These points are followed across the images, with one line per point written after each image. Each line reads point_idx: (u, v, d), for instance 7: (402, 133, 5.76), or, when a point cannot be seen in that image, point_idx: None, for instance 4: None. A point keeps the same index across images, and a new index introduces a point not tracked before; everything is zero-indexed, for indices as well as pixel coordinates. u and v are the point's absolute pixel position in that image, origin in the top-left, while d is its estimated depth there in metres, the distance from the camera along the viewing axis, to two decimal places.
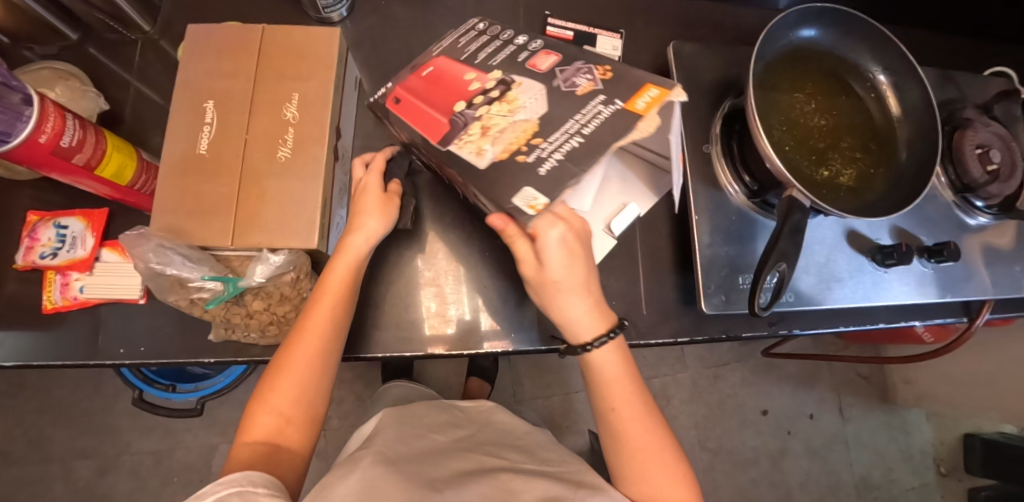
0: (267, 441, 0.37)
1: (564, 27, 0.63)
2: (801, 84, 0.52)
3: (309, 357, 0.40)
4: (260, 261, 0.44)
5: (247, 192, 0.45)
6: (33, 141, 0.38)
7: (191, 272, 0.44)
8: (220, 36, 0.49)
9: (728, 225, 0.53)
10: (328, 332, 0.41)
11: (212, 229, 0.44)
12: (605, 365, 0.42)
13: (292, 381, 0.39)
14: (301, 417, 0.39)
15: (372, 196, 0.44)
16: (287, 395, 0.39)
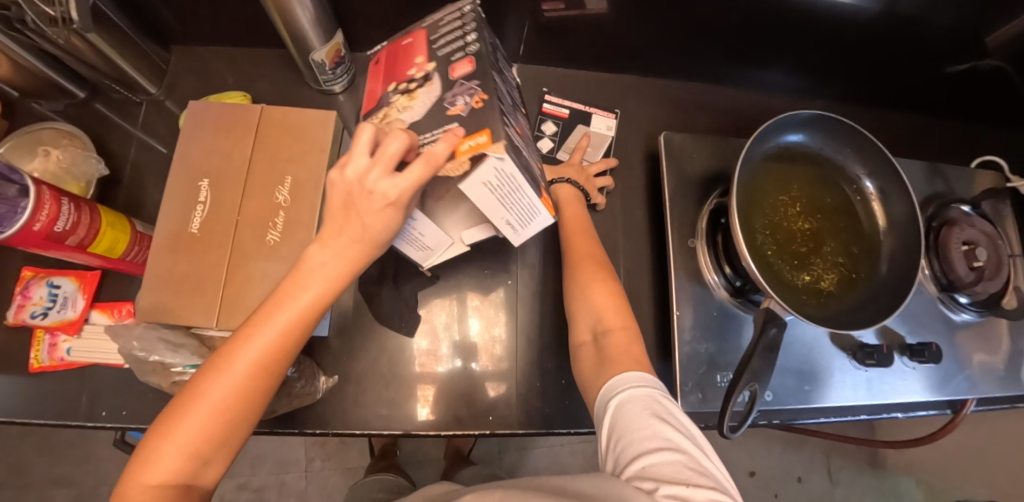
0: (178, 483, 0.27)
1: (559, 104, 0.65)
2: (788, 187, 0.53)
3: (232, 384, 0.28)
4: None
5: (235, 277, 0.46)
6: (25, 229, 0.39)
7: (173, 357, 0.44)
8: (219, 113, 0.50)
9: (710, 321, 0.53)
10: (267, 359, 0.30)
11: (198, 312, 0.45)
12: (572, 210, 0.50)
13: (204, 414, 0.28)
14: (220, 451, 0.29)
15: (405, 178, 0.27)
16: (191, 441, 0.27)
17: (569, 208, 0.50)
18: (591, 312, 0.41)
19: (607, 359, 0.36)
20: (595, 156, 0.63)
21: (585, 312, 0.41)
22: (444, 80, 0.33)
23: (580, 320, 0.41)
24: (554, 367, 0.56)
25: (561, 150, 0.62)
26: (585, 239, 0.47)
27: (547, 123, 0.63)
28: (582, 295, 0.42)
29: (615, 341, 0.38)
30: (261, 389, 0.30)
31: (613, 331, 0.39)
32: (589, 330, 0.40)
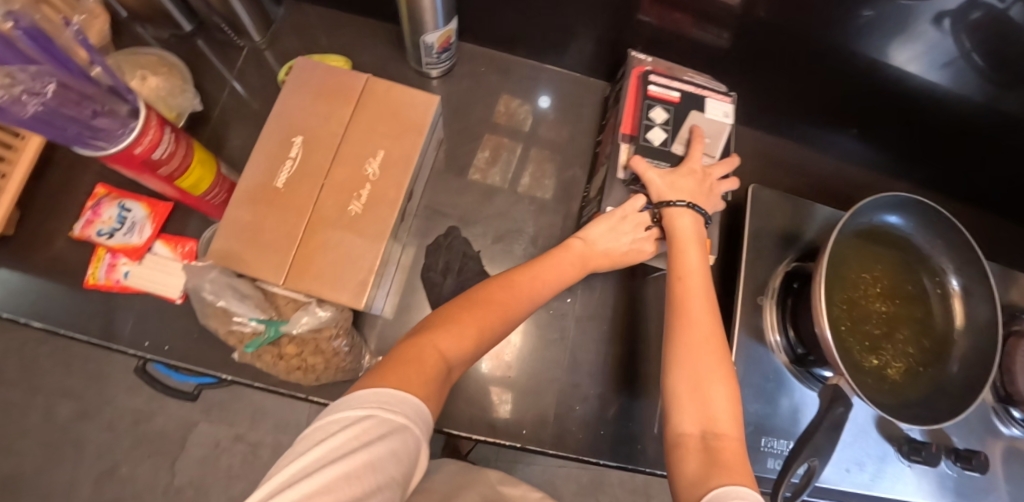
0: (441, 356, 0.32)
1: (668, 85, 0.51)
2: (870, 265, 0.52)
3: (472, 327, 0.35)
4: (308, 312, 0.45)
5: (312, 239, 0.45)
6: (126, 151, 0.38)
7: (238, 305, 0.45)
8: (323, 76, 0.50)
9: (763, 382, 0.53)
10: (493, 319, 0.36)
11: (269, 266, 0.44)
12: (687, 247, 0.44)
13: (446, 337, 0.33)
14: (471, 336, 0.35)
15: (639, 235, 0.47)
16: (430, 369, 0.30)
17: (687, 244, 0.44)
18: (703, 411, 0.34)
19: (715, 462, 0.30)
20: (716, 151, 0.51)
21: (691, 402, 0.35)
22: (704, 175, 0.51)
23: (685, 410, 0.35)
24: (595, 394, 0.55)
25: (675, 144, 0.49)
26: (696, 298, 0.40)
27: (656, 108, 0.50)
28: (695, 393, 0.35)
29: (727, 446, 0.32)
30: (481, 340, 0.35)
31: (715, 434, 0.33)
32: (699, 423, 0.34)
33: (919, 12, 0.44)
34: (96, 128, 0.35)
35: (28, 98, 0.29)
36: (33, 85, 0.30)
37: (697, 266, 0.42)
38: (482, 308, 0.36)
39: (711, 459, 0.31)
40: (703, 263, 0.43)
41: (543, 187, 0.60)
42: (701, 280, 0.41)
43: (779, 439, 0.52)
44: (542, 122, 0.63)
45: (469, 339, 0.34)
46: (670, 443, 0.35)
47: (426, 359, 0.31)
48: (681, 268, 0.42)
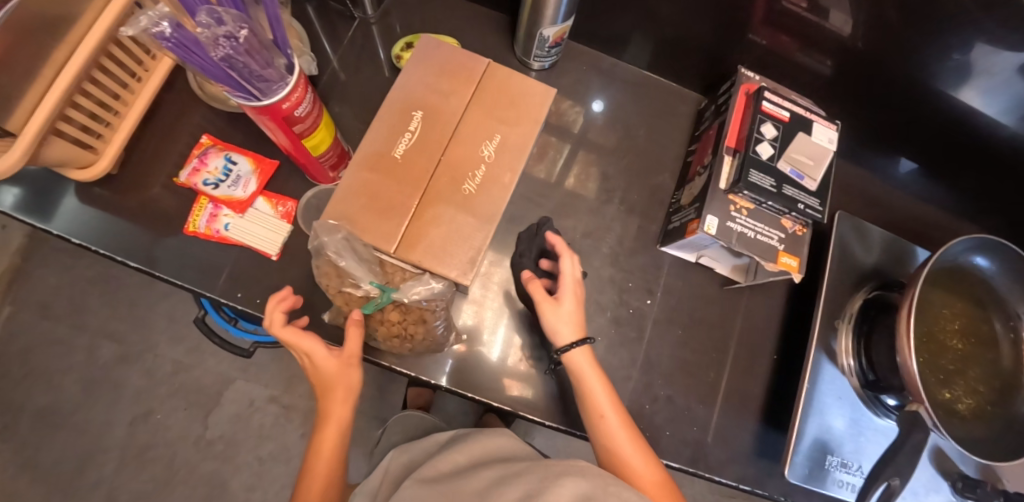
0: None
1: (780, 105, 0.53)
2: (950, 302, 0.53)
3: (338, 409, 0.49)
4: (421, 282, 0.45)
5: (423, 211, 0.47)
6: (275, 105, 0.39)
7: (358, 268, 0.45)
8: (447, 56, 0.52)
9: (833, 402, 0.54)
10: (346, 399, 0.49)
11: (382, 230, 0.46)
12: (588, 376, 0.46)
13: (326, 445, 0.50)
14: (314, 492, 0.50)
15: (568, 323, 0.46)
16: (322, 473, 0.50)
17: (588, 382, 0.46)
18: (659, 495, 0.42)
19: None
20: (818, 173, 0.51)
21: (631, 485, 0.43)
22: (805, 190, 0.51)
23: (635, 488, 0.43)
24: (663, 396, 0.56)
25: (782, 160, 0.51)
26: (620, 436, 0.45)
27: (767, 124, 0.52)
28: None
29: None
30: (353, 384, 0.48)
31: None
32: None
33: (1005, 61, 0.48)
34: (262, 79, 0.36)
35: (222, 40, 0.32)
36: (230, 29, 0.32)
37: (607, 403, 0.46)
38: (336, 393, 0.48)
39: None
40: (609, 400, 0.46)
41: (630, 191, 0.61)
42: (622, 425, 0.45)
43: (842, 459, 0.53)
44: (632, 126, 0.64)
45: (339, 419, 0.50)
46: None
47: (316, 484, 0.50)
48: (593, 404, 0.45)
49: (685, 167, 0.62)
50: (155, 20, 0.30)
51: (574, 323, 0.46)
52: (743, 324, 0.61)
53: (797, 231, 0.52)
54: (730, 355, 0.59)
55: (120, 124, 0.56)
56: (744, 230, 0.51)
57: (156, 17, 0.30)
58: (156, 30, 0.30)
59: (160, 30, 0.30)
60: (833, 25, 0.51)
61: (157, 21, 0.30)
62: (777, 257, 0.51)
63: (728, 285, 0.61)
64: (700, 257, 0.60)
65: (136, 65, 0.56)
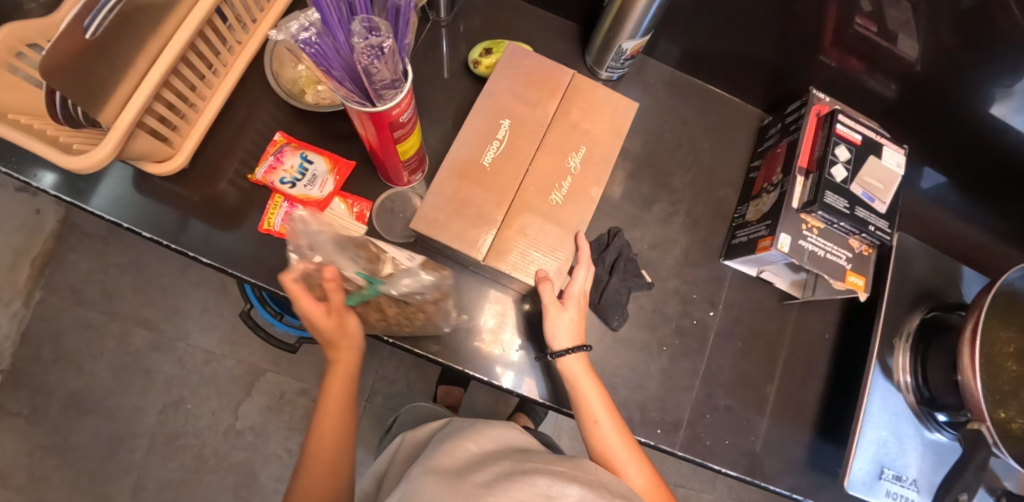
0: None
1: (853, 128, 0.54)
2: (1006, 325, 0.55)
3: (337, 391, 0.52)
4: (410, 275, 0.50)
5: (514, 219, 0.48)
6: (387, 112, 0.41)
7: (348, 266, 0.48)
8: (534, 67, 0.53)
9: (890, 419, 0.56)
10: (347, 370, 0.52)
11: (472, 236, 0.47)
12: (578, 379, 0.49)
13: (328, 423, 0.52)
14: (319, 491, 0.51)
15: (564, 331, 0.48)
16: (331, 437, 0.52)
17: (583, 383, 0.49)
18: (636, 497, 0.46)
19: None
20: (887, 197, 0.53)
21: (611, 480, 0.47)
22: (874, 211, 0.53)
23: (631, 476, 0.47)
24: (723, 406, 0.58)
25: (855, 183, 0.53)
26: (605, 427, 0.47)
27: (841, 146, 0.53)
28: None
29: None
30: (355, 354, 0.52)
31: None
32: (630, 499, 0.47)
33: None
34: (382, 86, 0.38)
35: (367, 51, 0.33)
36: (377, 41, 0.33)
37: (600, 405, 0.48)
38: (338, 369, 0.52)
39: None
40: (603, 403, 0.48)
41: (693, 203, 0.62)
42: (611, 423, 0.48)
43: (896, 473, 0.55)
44: (696, 140, 0.65)
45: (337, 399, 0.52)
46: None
47: (324, 467, 0.51)
48: (583, 405, 0.48)
49: (748, 184, 0.63)
50: (304, 27, 0.34)
51: (573, 332, 0.49)
52: (798, 339, 0.62)
53: (863, 251, 0.54)
54: (786, 369, 0.61)
55: (196, 118, 0.57)
56: (814, 248, 0.52)
57: (306, 25, 0.34)
58: (303, 37, 0.34)
59: (307, 38, 0.34)
60: (901, 50, 0.52)
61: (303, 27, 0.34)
62: (844, 275, 0.53)
63: (785, 301, 0.62)
64: (761, 272, 0.61)
65: (215, 60, 0.56)
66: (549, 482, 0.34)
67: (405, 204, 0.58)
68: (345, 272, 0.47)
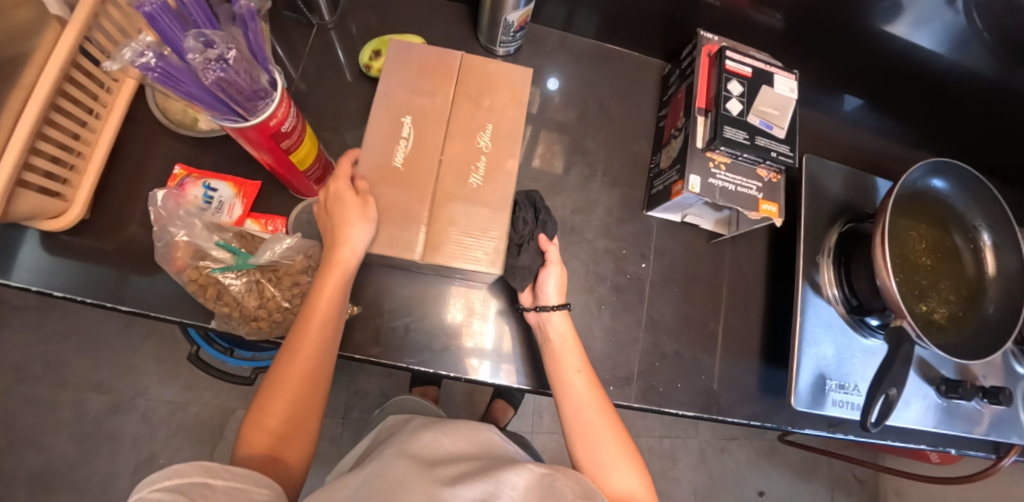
0: (266, 453, 0.38)
1: (742, 61, 0.56)
2: (917, 224, 0.58)
3: (312, 336, 0.42)
4: (275, 240, 0.48)
5: (438, 216, 0.46)
6: (264, 124, 0.39)
7: (208, 240, 0.47)
8: (422, 56, 0.52)
9: (827, 332, 0.59)
10: (329, 310, 0.44)
11: (392, 239, 0.46)
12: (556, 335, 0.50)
13: (295, 378, 0.41)
14: (291, 440, 0.40)
15: (553, 281, 0.52)
16: (291, 396, 0.40)
17: (567, 358, 0.49)
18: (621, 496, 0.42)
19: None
20: (784, 122, 0.55)
21: (594, 471, 0.44)
22: (775, 138, 0.54)
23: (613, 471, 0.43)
24: (671, 352, 0.59)
25: (751, 114, 0.54)
26: (588, 407, 0.47)
27: (733, 81, 0.54)
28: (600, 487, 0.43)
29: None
30: (335, 301, 0.44)
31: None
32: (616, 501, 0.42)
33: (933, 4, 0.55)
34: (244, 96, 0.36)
35: (212, 63, 0.33)
36: (219, 51, 0.34)
37: (583, 387, 0.48)
38: (316, 312, 0.43)
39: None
40: (589, 387, 0.49)
41: (610, 162, 0.63)
42: (592, 400, 0.48)
43: (840, 381, 0.58)
44: (603, 101, 0.66)
45: (315, 348, 0.42)
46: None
47: (291, 402, 0.40)
48: (562, 380, 0.49)
49: (659, 132, 0.64)
50: (139, 51, 0.32)
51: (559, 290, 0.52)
52: (733, 274, 0.64)
53: (773, 178, 0.56)
54: (724, 304, 0.63)
55: (85, 165, 0.53)
56: (724, 183, 0.54)
57: (140, 48, 0.32)
58: (141, 61, 0.31)
59: (145, 61, 0.32)
60: None
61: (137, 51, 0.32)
62: (759, 202, 0.54)
63: (714, 240, 0.64)
64: (685, 216, 0.63)
65: (92, 101, 0.53)
66: (525, 477, 0.35)
67: None
68: (204, 246, 0.47)
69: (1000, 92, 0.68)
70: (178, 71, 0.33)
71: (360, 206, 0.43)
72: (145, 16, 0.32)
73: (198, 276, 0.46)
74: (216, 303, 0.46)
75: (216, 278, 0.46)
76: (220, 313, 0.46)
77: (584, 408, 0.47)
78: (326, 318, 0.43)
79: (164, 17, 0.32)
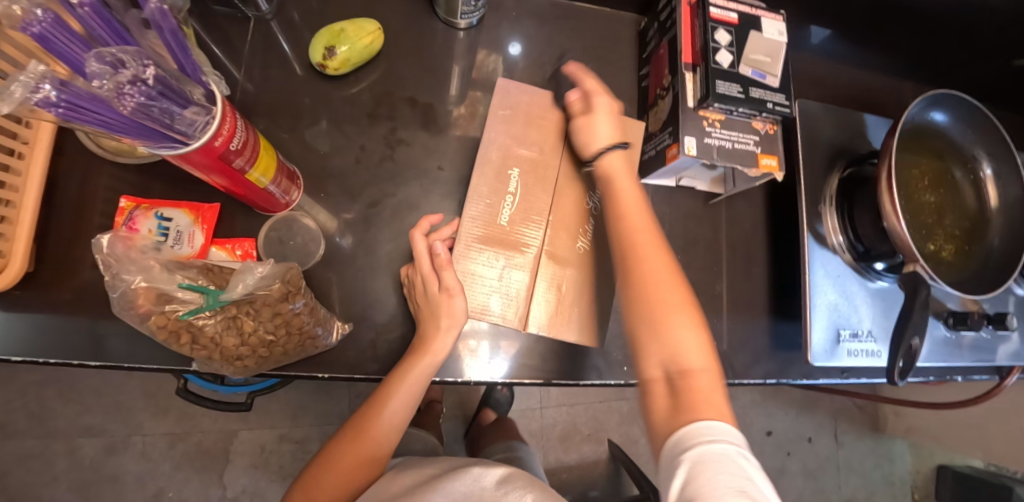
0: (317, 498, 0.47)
1: (727, 7, 0.51)
2: (918, 162, 0.56)
3: (379, 426, 0.49)
4: (246, 272, 0.41)
5: (544, 277, 0.48)
6: (207, 145, 0.34)
7: (168, 280, 0.40)
8: (529, 102, 0.51)
9: (836, 283, 0.57)
10: (402, 409, 0.49)
11: (486, 298, 0.48)
12: (617, 175, 0.48)
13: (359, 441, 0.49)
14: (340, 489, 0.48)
15: (632, 199, 0.46)
16: (349, 461, 0.48)
17: (621, 180, 0.47)
18: (670, 351, 0.40)
19: (684, 405, 0.37)
20: (777, 69, 0.51)
21: (655, 345, 0.41)
22: (771, 88, 0.51)
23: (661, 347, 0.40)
24: None
25: (742, 64, 0.50)
26: (654, 254, 0.43)
27: (720, 30, 0.50)
28: (658, 332, 0.41)
29: (692, 385, 0.38)
30: (419, 389, 0.47)
31: (689, 374, 0.39)
32: (668, 370, 0.40)
33: None
34: (178, 121, 0.30)
35: (128, 89, 0.27)
36: (134, 71, 0.27)
37: (632, 193, 0.47)
38: (383, 409, 0.48)
39: (681, 405, 0.37)
40: (668, 267, 0.43)
41: None
42: (643, 218, 0.46)
43: (852, 329, 0.57)
44: (578, 64, 0.62)
45: (377, 435, 0.49)
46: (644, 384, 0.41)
47: (347, 464, 0.48)
48: (621, 203, 0.46)
49: (642, 93, 0.60)
50: (32, 84, 0.24)
51: (631, 179, 0.48)
52: (734, 232, 0.62)
53: (770, 130, 0.52)
54: (728, 266, 0.61)
55: (18, 214, 0.45)
56: (720, 143, 0.50)
57: (31, 80, 0.24)
58: (39, 97, 0.24)
59: (45, 97, 0.25)
60: None
61: (32, 86, 0.24)
62: (758, 157, 0.51)
63: (711, 200, 0.61)
64: (680, 180, 0.59)
65: (11, 140, 0.45)
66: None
67: (294, 229, 0.52)
68: (167, 289, 0.40)
69: (981, 10, 0.66)
70: (92, 101, 0.27)
71: (450, 313, 0.45)
72: (34, 40, 0.25)
73: (168, 323, 0.40)
74: (192, 348, 0.41)
75: (187, 322, 0.40)
76: (200, 356, 0.42)
77: (671, 338, 0.40)
78: (395, 414, 0.49)
79: (61, 37, 0.26)
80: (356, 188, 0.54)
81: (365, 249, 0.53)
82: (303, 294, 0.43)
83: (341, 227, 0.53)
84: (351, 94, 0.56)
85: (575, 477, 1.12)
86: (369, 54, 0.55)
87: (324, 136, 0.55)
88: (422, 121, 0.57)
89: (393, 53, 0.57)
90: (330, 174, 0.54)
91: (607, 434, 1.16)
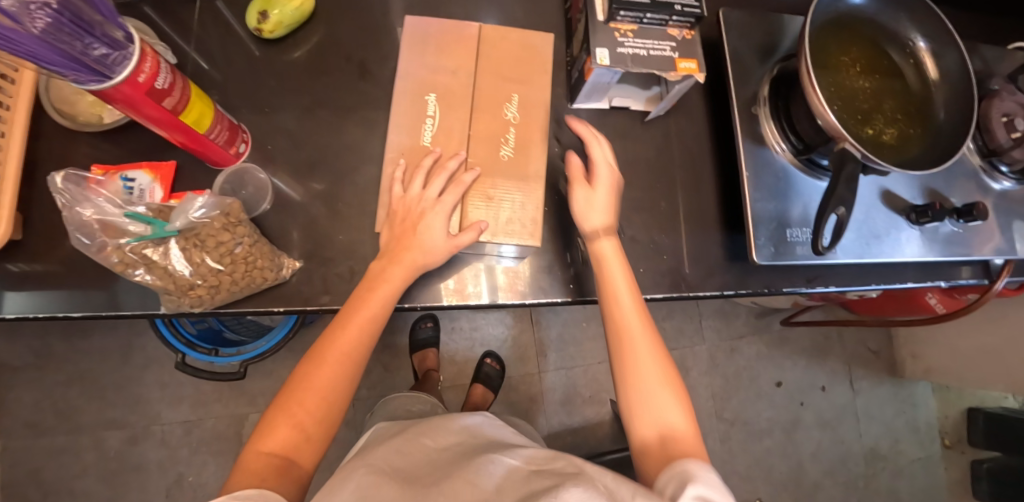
0: (279, 455, 0.40)
1: None
2: (846, 48, 0.55)
3: (352, 335, 0.46)
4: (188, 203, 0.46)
5: (478, 189, 0.50)
6: (131, 80, 0.38)
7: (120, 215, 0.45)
8: (440, 33, 0.54)
9: (775, 183, 0.57)
10: (367, 326, 0.47)
11: None
12: (607, 258, 0.50)
13: (326, 370, 0.44)
14: (316, 433, 0.43)
15: (616, 263, 0.49)
16: (320, 390, 0.44)
17: (609, 265, 0.49)
18: (655, 416, 0.44)
19: (672, 451, 0.41)
20: None
21: (639, 413, 0.45)
22: None
23: (638, 400, 0.45)
24: (626, 238, 0.58)
25: None
26: (642, 345, 0.47)
27: None
28: (636, 405, 0.45)
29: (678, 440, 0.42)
30: (386, 300, 0.47)
31: (675, 432, 0.43)
32: (655, 428, 0.43)
33: None
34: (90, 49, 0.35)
35: (37, 11, 0.31)
36: None
37: (632, 309, 0.48)
38: (356, 317, 0.46)
39: (669, 456, 0.41)
40: (656, 355, 0.47)
41: None
42: (640, 324, 0.47)
43: (803, 229, 0.56)
44: (506, 7, 0.64)
45: (349, 348, 0.46)
46: (635, 447, 0.44)
47: (315, 397, 0.43)
48: (609, 288, 0.49)
49: (568, 23, 0.62)
50: None
51: (634, 288, 0.49)
52: (677, 150, 0.62)
53: (687, 35, 0.53)
54: (674, 183, 0.61)
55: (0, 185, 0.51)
56: (633, 51, 0.51)
57: None
58: None
59: None
60: None
61: None
62: (676, 60, 0.52)
63: (647, 118, 0.62)
64: (612, 101, 0.61)
65: None
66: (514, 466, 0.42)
67: (247, 182, 0.56)
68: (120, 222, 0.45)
69: None
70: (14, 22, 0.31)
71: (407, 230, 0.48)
72: None
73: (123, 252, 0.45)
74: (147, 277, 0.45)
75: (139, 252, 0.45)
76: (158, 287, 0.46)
77: (642, 358, 0.46)
78: (366, 329, 0.47)
79: None
80: (301, 139, 0.58)
81: (312, 195, 0.56)
82: (244, 225, 0.47)
83: (288, 176, 0.56)
84: (293, 56, 0.60)
85: (580, 440, 1.12)
86: (303, 17, 0.59)
87: (269, 98, 0.59)
88: (359, 74, 0.60)
89: (329, 15, 0.62)
90: (277, 129, 0.58)
91: (608, 395, 1.16)
